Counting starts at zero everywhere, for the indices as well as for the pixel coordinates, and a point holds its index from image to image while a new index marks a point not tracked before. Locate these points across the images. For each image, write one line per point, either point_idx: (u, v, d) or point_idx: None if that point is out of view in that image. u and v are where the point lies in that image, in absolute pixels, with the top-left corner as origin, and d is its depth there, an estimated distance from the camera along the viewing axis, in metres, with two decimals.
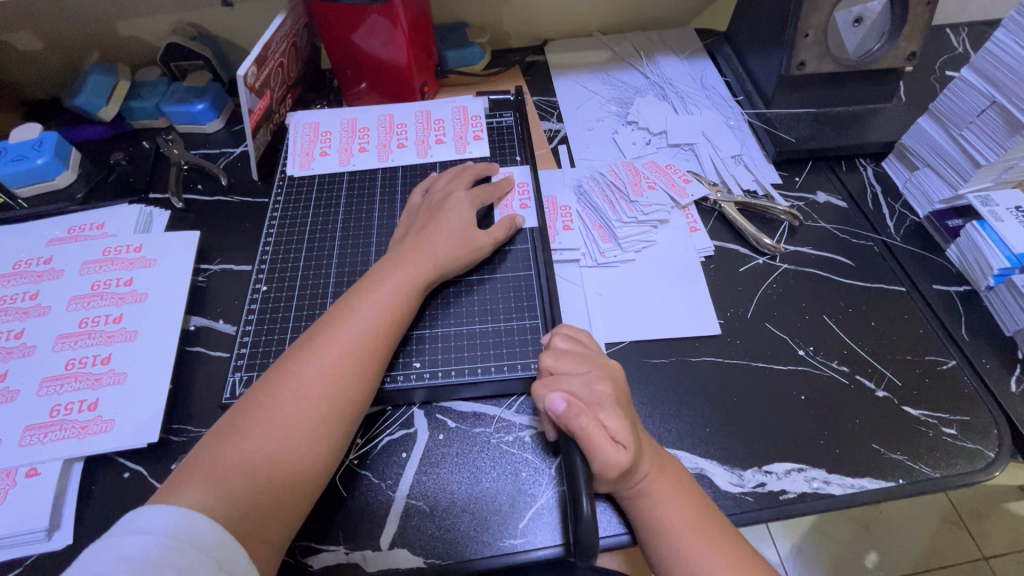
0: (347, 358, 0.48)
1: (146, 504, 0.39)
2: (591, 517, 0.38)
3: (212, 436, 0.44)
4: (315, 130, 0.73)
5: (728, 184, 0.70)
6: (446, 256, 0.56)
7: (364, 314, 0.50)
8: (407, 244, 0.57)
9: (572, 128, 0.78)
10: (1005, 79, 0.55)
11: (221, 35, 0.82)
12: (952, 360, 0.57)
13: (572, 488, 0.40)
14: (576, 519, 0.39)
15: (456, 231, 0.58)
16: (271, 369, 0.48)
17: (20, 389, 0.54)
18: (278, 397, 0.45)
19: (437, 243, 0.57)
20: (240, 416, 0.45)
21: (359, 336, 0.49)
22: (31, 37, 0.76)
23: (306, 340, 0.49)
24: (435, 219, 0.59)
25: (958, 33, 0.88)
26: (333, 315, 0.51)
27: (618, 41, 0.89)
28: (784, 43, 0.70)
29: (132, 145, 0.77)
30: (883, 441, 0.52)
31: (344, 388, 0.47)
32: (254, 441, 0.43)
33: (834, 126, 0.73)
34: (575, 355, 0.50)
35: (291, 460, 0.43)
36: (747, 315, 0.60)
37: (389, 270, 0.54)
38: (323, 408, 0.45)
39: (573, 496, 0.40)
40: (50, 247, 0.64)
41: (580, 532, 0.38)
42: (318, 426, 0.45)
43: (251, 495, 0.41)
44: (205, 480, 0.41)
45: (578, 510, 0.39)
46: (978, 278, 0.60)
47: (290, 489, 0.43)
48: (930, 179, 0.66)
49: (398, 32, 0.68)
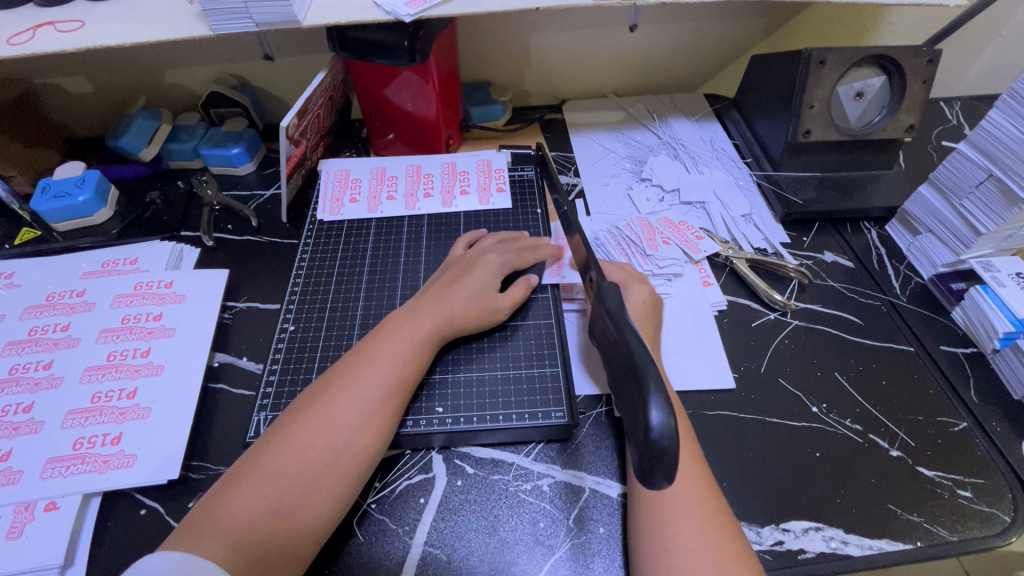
0: (356, 404, 0.48)
1: (158, 550, 0.39)
2: (665, 430, 0.30)
3: (223, 481, 0.44)
4: (345, 177, 0.77)
5: (739, 242, 0.73)
6: (463, 313, 0.58)
7: (376, 363, 0.51)
8: (424, 298, 0.58)
9: (588, 184, 0.81)
10: (1001, 155, 0.59)
11: (260, 85, 0.87)
12: (964, 422, 0.57)
13: (637, 380, 0.32)
14: (643, 432, 0.31)
15: (475, 290, 0.59)
16: (282, 417, 0.48)
17: (46, 421, 0.54)
18: (288, 446, 0.45)
19: (456, 298, 0.58)
20: (249, 464, 0.45)
21: (371, 384, 0.50)
22: (83, 82, 0.81)
23: (321, 387, 0.50)
24: (463, 275, 0.60)
25: (952, 106, 0.94)
26: (347, 364, 0.51)
27: (632, 103, 0.95)
28: (790, 113, 0.75)
29: (168, 184, 0.81)
30: (900, 501, 0.52)
31: (354, 436, 0.47)
32: (262, 490, 0.43)
33: (839, 191, 0.77)
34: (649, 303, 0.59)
35: (304, 509, 0.43)
36: (761, 369, 0.61)
37: (400, 320, 0.55)
38: (333, 457, 0.46)
39: (638, 405, 0.31)
40: (84, 280, 0.66)
41: (650, 447, 0.30)
42: (328, 474, 0.45)
43: (262, 543, 0.41)
44: (217, 530, 0.40)
45: (646, 423, 0.30)
46: (984, 341, 0.62)
47: (302, 535, 0.43)
48: (932, 244, 0.69)
49: (428, 88, 0.72)
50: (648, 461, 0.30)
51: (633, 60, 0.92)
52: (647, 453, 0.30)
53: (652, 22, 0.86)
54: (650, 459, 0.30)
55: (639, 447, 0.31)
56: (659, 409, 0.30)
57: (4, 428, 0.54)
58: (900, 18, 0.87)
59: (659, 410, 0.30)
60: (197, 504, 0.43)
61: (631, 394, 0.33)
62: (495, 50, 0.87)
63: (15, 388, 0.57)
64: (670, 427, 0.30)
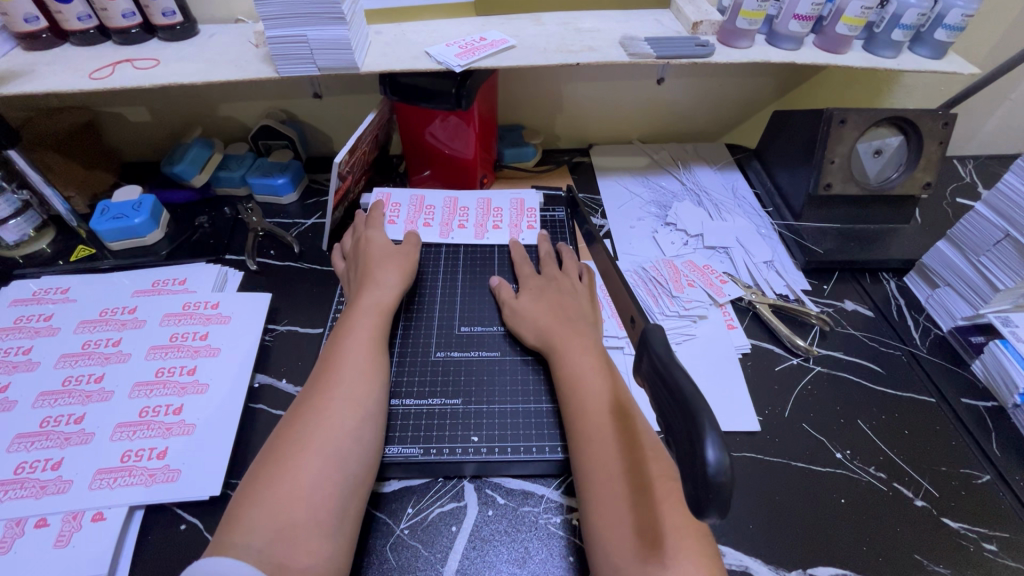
0: (339, 388, 0.53)
1: (203, 559, 0.40)
2: (721, 468, 0.32)
3: (242, 489, 0.46)
4: (386, 201, 0.82)
5: (761, 287, 0.76)
6: (392, 283, 0.67)
7: (347, 352, 0.57)
8: (355, 287, 0.66)
9: (616, 226, 0.85)
10: (1017, 216, 0.62)
11: (307, 121, 0.92)
12: (987, 475, 0.58)
13: (689, 417, 0.34)
14: (699, 468, 0.32)
15: (379, 263, 0.68)
16: (282, 422, 0.51)
17: (95, 432, 0.57)
18: (292, 445, 0.48)
19: (381, 275, 0.67)
20: (265, 462, 0.47)
21: (350, 375, 0.54)
22: (143, 112, 0.87)
23: (312, 390, 0.53)
24: (364, 255, 0.69)
25: (965, 164, 0.98)
26: (325, 363, 0.56)
27: (656, 149, 0.99)
28: (811, 166, 0.78)
29: (215, 210, 0.85)
30: (926, 552, 0.52)
31: (344, 421, 0.50)
32: (278, 486, 0.45)
33: (859, 242, 0.80)
34: (560, 294, 0.67)
35: (307, 480, 0.46)
36: (784, 414, 0.63)
37: (358, 314, 0.61)
38: (328, 435, 0.49)
39: (693, 442, 0.33)
40: (135, 298, 0.70)
41: (707, 482, 0.32)
42: (327, 449, 0.48)
43: (278, 517, 0.43)
44: (257, 535, 0.42)
45: (702, 461, 0.32)
46: (1004, 395, 0.63)
47: (313, 506, 0.45)
48: (950, 298, 0.71)
49: (469, 133, 0.77)
50: (704, 496, 0.32)
51: (659, 108, 0.96)
52: (703, 487, 0.32)
53: (679, 77, 0.90)
54: (706, 494, 0.32)
55: (694, 480, 0.33)
56: (715, 447, 0.32)
57: (56, 438, 0.56)
58: (915, 81, 0.91)
59: (715, 448, 0.32)
60: (223, 516, 0.45)
61: (684, 433, 0.34)
62: (528, 97, 0.92)
63: (67, 400, 0.59)
64: (726, 465, 0.32)
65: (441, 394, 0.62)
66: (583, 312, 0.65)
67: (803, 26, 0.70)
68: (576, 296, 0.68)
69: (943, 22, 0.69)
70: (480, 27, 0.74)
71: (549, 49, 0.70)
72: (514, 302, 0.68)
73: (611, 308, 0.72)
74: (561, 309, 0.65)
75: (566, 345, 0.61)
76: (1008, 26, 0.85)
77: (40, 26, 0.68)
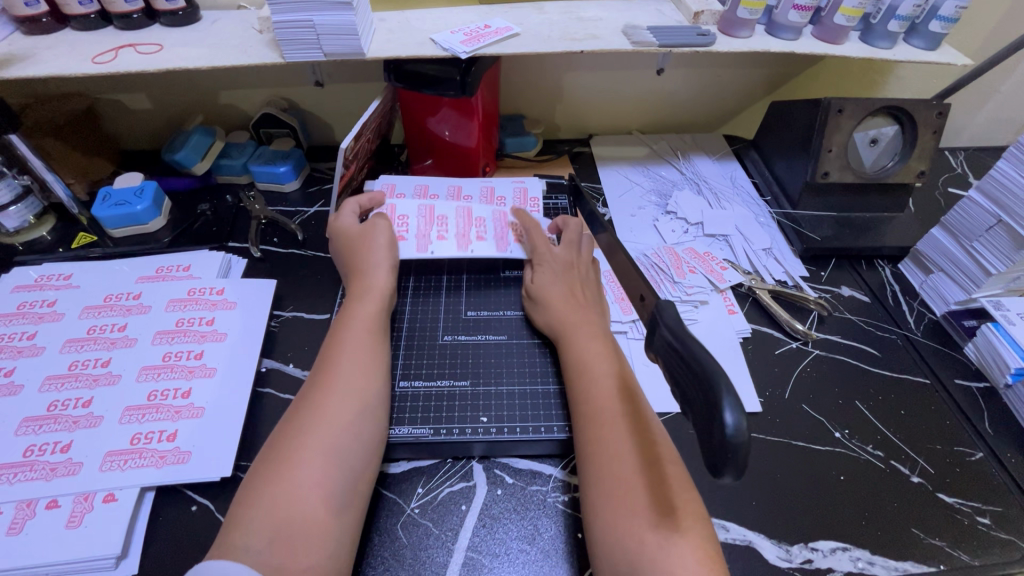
0: (347, 373, 0.54)
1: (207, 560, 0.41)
2: (738, 430, 0.33)
3: (256, 469, 0.47)
4: (392, 215, 0.74)
5: (760, 273, 0.77)
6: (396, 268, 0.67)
7: (354, 338, 0.58)
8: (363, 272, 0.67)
9: (617, 214, 0.86)
10: (1008, 202, 0.63)
11: (309, 109, 0.92)
12: (979, 453, 0.60)
13: (707, 384, 0.35)
14: (718, 431, 0.33)
15: (386, 250, 0.68)
16: (293, 404, 0.52)
17: (104, 415, 0.57)
18: (301, 429, 0.49)
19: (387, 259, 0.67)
20: (277, 443, 0.48)
21: (356, 360, 0.55)
22: (143, 99, 0.86)
23: (319, 374, 0.54)
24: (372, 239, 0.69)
25: (956, 155, 1.00)
26: (333, 348, 0.57)
27: (655, 140, 1.00)
28: (809, 155, 0.80)
29: (216, 198, 0.85)
30: (921, 525, 0.54)
31: (349, 405, 0.52)
32: (289, 468, 0.46)
33: (855, 229, 0.81)
34: (571, 275, 0.68)
35: (316, 460, 0.47)
36: (784, 395, 0.64)
37: (366, 301, 0.62)
38: (334, 419, 0.50)
39: (711, 409, 0.34)
40: (140, 284, 0.70)
41: (724, 443, 0.33)
42: (334, 432, 0.49)
43: (289, 495, 0.45)
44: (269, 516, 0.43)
45: (720, 424, 0.33)
46: (996, 376, 0.65)
47: (321, 485, 0.46)
48: (945, 283, 0.73)
49: (473, 122, 0.78)
50: (722, 456, 0.33)
51: (658, 99, 0.97)
52: (720, 449, 0.33)
53: (678, 67, 0.92)
54: (724, 455, 0.33)
55: (712, 443, 0.34)
56: (733, 410, 0.33)
57: (65, 421, 0.56)
58: (908, 72, 0.94)
59: (733, 412, 0.33)
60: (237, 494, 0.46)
61: (703, 399, 0.35)
62: (528, 85, 0.93)
63: (74, 384, 0.59)
64: (743, 427, 0.33)
65: (449, 375, 0.63)
66: (590, 296, 0.66)
67: (802, 16, 0.71)
68: (586, 280, 0.68)
69: (937, 13, 0.71)
70: (483, 15, 0.74)
71: (553, 36, 0.71)
72: (528, 286, 0.69)
73: (616, 293, 0.73)
74: (571, 291, 0.66)
75: (573, 329, 0.62)
76: (1000, 18, 0.87)
77: (40, 10, 0.67)
